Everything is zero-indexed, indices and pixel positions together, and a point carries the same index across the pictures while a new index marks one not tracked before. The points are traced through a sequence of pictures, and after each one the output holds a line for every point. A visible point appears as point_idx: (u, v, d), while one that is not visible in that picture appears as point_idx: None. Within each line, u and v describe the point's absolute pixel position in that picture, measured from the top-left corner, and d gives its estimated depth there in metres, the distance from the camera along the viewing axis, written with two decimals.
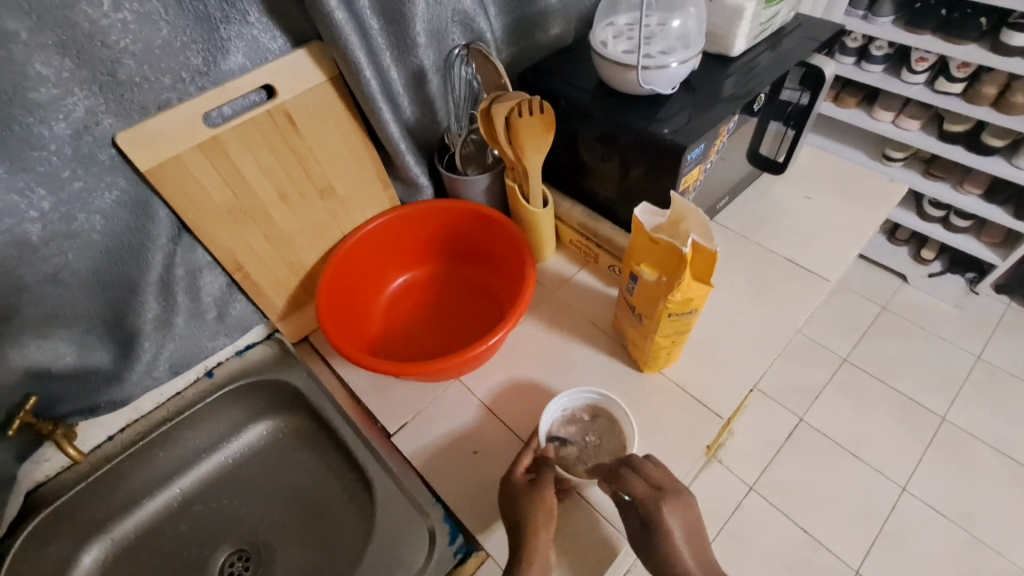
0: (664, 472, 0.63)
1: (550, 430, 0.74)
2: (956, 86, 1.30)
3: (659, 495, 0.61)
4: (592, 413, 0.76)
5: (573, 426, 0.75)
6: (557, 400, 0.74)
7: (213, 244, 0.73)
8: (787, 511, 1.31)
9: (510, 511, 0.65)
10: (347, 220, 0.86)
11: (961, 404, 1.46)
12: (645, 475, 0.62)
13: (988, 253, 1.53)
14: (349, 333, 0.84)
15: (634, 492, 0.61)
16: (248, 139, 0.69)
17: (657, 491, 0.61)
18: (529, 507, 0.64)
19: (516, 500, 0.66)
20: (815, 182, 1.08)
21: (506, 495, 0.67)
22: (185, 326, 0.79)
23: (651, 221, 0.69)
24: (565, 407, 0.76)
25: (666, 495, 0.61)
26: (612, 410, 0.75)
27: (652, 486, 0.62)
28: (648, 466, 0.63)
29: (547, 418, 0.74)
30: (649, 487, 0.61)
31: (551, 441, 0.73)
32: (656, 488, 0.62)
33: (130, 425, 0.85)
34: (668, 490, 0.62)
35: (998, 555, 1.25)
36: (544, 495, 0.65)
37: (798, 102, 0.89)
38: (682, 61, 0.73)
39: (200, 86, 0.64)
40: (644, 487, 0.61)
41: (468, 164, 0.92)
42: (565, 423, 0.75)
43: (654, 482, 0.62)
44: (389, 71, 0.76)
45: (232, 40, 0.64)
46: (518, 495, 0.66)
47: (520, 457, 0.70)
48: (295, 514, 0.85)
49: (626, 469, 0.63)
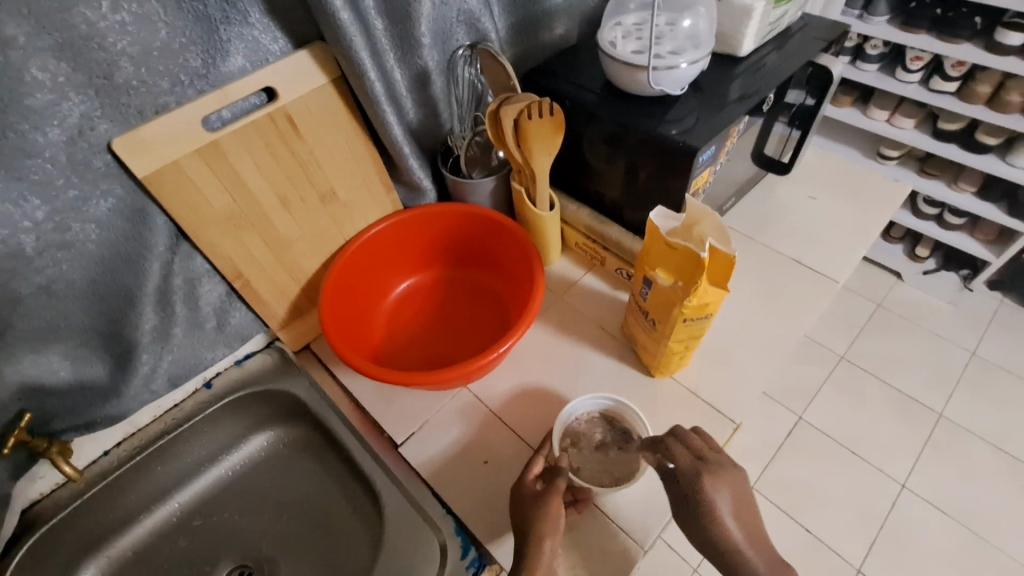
0: (710, 447, 0.63)
1: (566, 437, 0.73)
2: (951, 85, 1.30)
3: (703, 465, 0.60)
4: (608, 421, 0.74)
5: (590, 432, 0.73)
6: (572, 403, 0.74)
7: (212, 252, 0.71)
8: (789, 510, 1.31)
9: (520, 519, 0.63)
10: (349, 225, 0.84)
11: (958, 400, 1.46)
12: (689, 445, 0.62)
13: (981, 251, 1.53)
14: (353, 341, 0.82)
15: (678, 462, 0.61)
16: (248, 144, 0.67)
17: (701, 461, 0.60)
18: (538, 516, 0.62)
19: (524, 508, 0.64)
20: (818, 182, 1.07)
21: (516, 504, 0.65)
22: (183, 336, 0.77)
23: (666, 224, 0.67)
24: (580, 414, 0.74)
25: (710, 466, 0.60)
26: (628, 418, 0.73)
27: (696, 457, 0.61)
28: (695, 438, 0.63)
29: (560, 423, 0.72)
30: (690, 456, 0.61)
31: (567, 448, 0.72)
32: (701, 458, 0.61)
33: (127, 439, 0.83)
34: (713, 462, 0.61)
35: (999, 551, 1.25)
36: (551, 498, 0.63)
37: (804, 103, 0.89)
38: (692, 61, 0.72)
39: (199, 89, 0.62)
40: (689, 458, 0.61)
41: (473, 167, 0.89)
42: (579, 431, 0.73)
43: (699, 453, 0.61)
44: (393, 72, 0.74)
45: (232, 41, 0.61)
46: (527, 502, 0.64)
47: (530, 465, 0.68)
48: (298, 527, 0.83)
49: (670, 438, 0.63)
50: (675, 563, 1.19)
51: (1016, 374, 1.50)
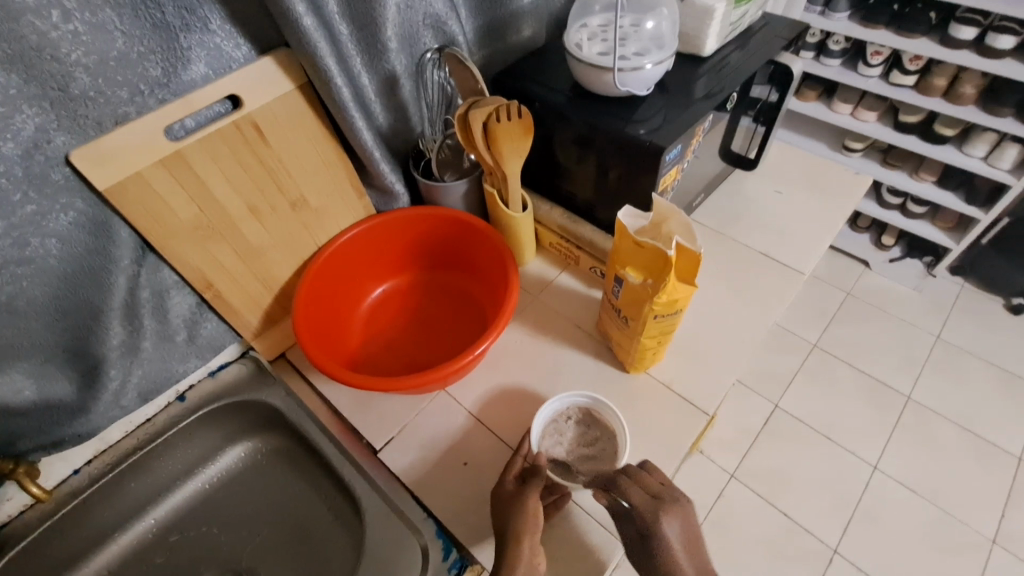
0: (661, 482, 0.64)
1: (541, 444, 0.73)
2: (909, 78, 1.34)
3: (657, 503, 0.61)
4: (585, 417, 0.75)
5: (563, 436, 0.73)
6: (549, 403, 0.74)
7: (179, 263, 0.70)
8: (767, 497, 1.34)
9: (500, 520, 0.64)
10: (321, 232, 0.83)
11: (924, 384, 1.51)
12: (642, 484, 0.63)
13: (943, 238, 1.59)
14: (328, 348, 0.81)
15: (632, 500, 0.61)
16: (213, 153, 0.66)
17: (656, 498, 0.61)
18: (516, 515, 0.62)
19: (504, 507, 0.65)
20: (784, 176, 1.10)
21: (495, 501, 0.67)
22: (153, 349, 0.76)
23: (634, 224, 0.68)
24: (557, 412, 0.75)
25: (664, 503, 0.61)
26: (607, 416, 0.74)
27: (651, 495, 0.62)
28: (645, 475, 0.64)
29: (539, 422, 0.73)
30: (645, 496, 0.61)
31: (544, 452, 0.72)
32: (654, 496, 0.62)
33: (97, 457, 0.81)
34: (665, 498, 0.62)
35: (964, 526, 1.30)
36: (529, 499, 0.64)
37: (768, 99, 0.91)
38: (657, 62, 0.73)
39: (160, 98, 0.61)
40: (643, 495, 0.61)
41: (445, 170, 0.90)
42: (555, 428, 0.74)
43: (652, 492, 0.62)
44: (360, 77, 0.73)
45: (193, 49, 0.60)
46: (506, 501, 0.65)
47: (511, 465, 0.69)
48: (280, 538, 0.82)
49: (623, 477, 0.63)
50: None
51: (975, 354, 1.56)
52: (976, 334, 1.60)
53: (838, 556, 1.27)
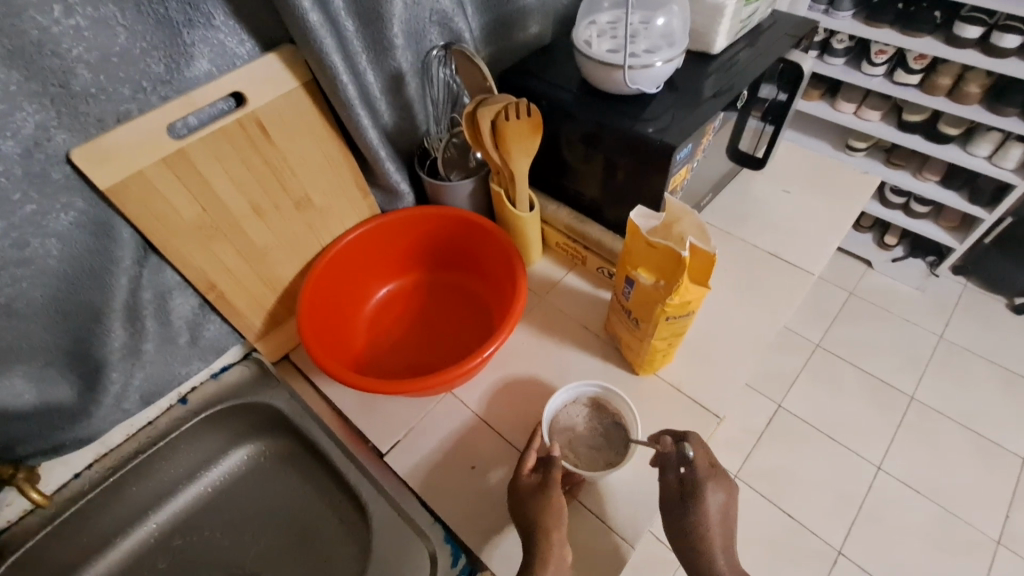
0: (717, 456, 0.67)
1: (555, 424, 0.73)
2: (914, 78, 1.33)
3: (713, 470, 0.64)
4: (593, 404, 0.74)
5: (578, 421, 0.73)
6: (558, 395, 0.73)
7: (182, 263, 0.68)
8: (771, 497, 1.34)
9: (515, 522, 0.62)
10: (325, 232, 0.82)
11: (928, 384, 1.51)
12: (706, 449, 0.65)
13: (947, 238, 1.59)
14: (333, 349, 0.80)
15: (697, 458, 0.63)
16: (216, 151, 0.65)
17: (713, 468, 0.64)
18: (539, 513, 0.61)
19: (523, 503, 0.63)
20: (791, 176, 1.09)
21: (512, 498, 0.65)
22: (155, 352, 0.74)
23: (647, 224, 0.67)
24: (566, 401, 0.74)
25: (718, 474, 0.64)
26: (615, 404, 0.73)
27: (710, 462, 0.64)
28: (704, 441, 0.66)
29: (549, 413, 0.72)
30: (707, 461, 0.64)
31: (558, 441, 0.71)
32: (712, 465, 0.64)
33: (98, 461, 0.80)
34: (720, 470, 0.65)
35: (969, 527, 1.29)
36: (552, 494, 0.62)
37: (777, 99, 0.90)
38: (667, 60, 0.72)
39: (163, 95, 0.60)
40: (707, 459, 0.64)
41: (451, 169, 0.88)
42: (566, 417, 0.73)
43: (710, 459, 0.65)
44: (366, 75, 0.72)
45: (196, 44, 0.59)
46: (527, 496, 0.64)
47: (524, 459, 0.67)
48: (284, 542, 0.81)
49: (693, 433, 0.65)
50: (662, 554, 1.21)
51: (980, 354, 1.56)
52: (980, 334, 1.60)
53: (843, 556, 1.26)
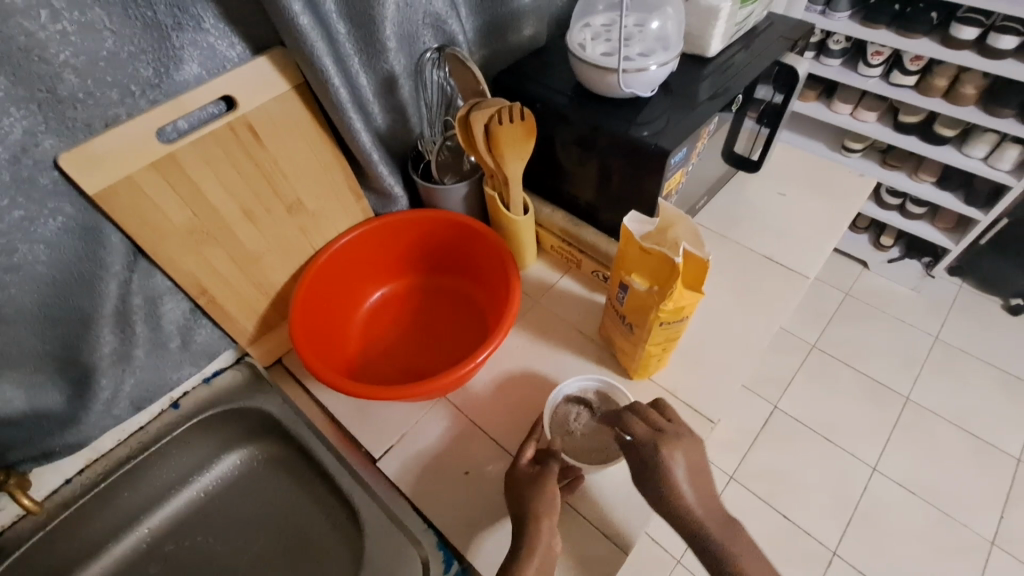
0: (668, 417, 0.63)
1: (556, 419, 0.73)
2: (910, 79, 1.33)
3: (658, 435, 0.60)
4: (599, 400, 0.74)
5: (577, 415, 0.73)
6: (563, 385, 0.74)
7: (173, 268, 0.68)
8: (766, 498, 1.34)
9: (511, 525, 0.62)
10: (318, 236, 0.82)
11: (923, 385, 1.51)
12: (646, 418, 0.63)
13: (942, 239, 1.59)
14: (326, 354, 0.80)
15: (635, 433, 0.61)
16: (207, 155, 0.64)
17: (657, 431, 0.61)
18: (534, 496, 0.61)
19: (519, 491, 0.64)
20: (786, 178, 1.09)
21: (510, 485, 0.65)
22: (146, 357, 0.74)
23: (640, 229, 0.67)
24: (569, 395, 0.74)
25: (665, 435, 0.61)
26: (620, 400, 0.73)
27: (653, 428, 0.62)
28: (652, 412, 0.64)
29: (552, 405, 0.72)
30: (647, 428, 0.61)
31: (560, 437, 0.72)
32: (658, 429, 0.61)
33: (89, 466, 0.79)
34: (669, 432, 0.61)
35: (964, 527, 1.30)
36: (546, 483, 0.62)
37: (772, 101, 0.90)
38: (662, 63, 0.72)
39: (152, 99, 0.59)
40: (645, 428, 0.61)
41: (445, 172, 0.88)
42: (570, 410, 0.73)
43: (655, 424, 0.62)
44: (358, 77, 0.72)
45: (185, 48, 0.59)
46: (522, 485, 0.64)
47: (524, 446, 0.68)
48: (277, 547, 0.81)
49: (628, 413, 0.64)
50: (659, 556, 1.21)
51: (974, 355, 1.56)
52: (975, 335, 1.60)
53: (838, 557, 1.26)
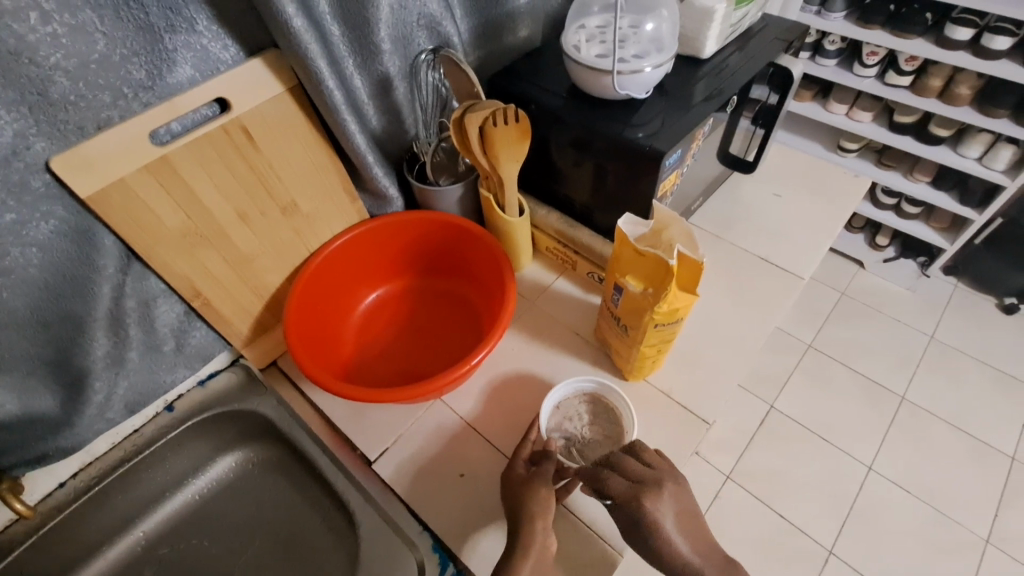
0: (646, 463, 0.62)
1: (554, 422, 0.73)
2: (905, 79, 1.34)
3: (638, 487, 0.59)
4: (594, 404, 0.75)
5: (574, 418, 0.74)
6: (554, 392, 0.74)
7: (166, 270, 0.68)
8: (763, 498, 1.34)
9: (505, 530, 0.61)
10: (313, 238, 0.82)
11: (918, 384, 1.51)
12: (625, 471, 0.61)
13: (938, 239, 1.60)
14: (321, 356, 0.79)
15: (614, 493, 0.59)
16: (200, 157, 0.64)
17: (637, 482, 0.60)
18: (528, 499, 0.61)
19: (514, 492, 0.64)
20: (782, 179, 1.09)
21: (506, 488, 0.66)
22: (140, 360, 0.73)
23: (634, 231, 0.67)
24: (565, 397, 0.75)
25: (646, 485, 0.59)
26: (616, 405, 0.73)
27: (632, 480, 0.60)
28: (630, 461, 0.62)
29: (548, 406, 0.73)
30: (625, 482, 0.59)
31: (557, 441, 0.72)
32: (637, 482, 0.59)
33: (83, 469, 0.79)
34: (648, 482, 0.59)
35: (959, 527, 1.30)
36: (540, 486, 0.63)
37: (767, 101, 0.91)
38: (657, 65, 0.72)
39: (145, 101, 0.59)
40: (621, 486, 0.59)
41: (440, 173, 0.88)
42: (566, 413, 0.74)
43: (634, 477, 0.60)
44: (353, 79, 0.71)
45: (178, 50, 0.58)
46: (517, 487, 0.64)
47: (521, 449, 0.69)
48: (273, 549, 0.81)
49: (605, 470, 0.62)
50: (655, 554, 1.21)
51: (970, 354, 1.57)
52: (970, 334, 1.61)
53: (834, 556, 1.27)
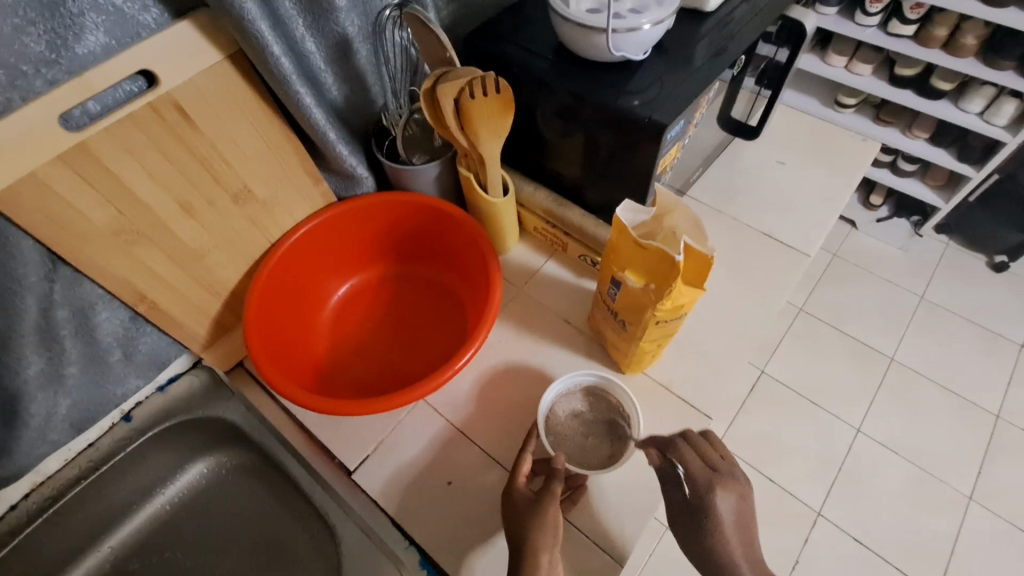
0: (723, 454, 0.60)
1: (550, 424, 0.68)
2: (909, 28, 1.24)
3: (713, 475, 0.57)
4: (597, 395, 0.70)
5: (574, 412, 0.69)
6: (555, 384, 0.69)
7: (101, 274, 0.60)
8: (753, 462, 1.31)
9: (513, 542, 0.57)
10: (272, 226, 0.73)
11: (908, 344, 1.48)
12: (701, 451, 0.59)
13: (932, 197, 1.53)
14: (288, 361, 0.72)
15: (688, 466, 0.58)
16: (128, 143, 0.54)
17: (712, 470, 0.58)
18: (534, 527, 0.56)
19: (519, 515, 0.58)
20: (783, 143, 1.01)
21: (507, 506, 0.60)
22: (80, 374, 0.67)
23: (633, 219, 0.60)
24: (562, 392, 0.69)
25: (720, 477, 0.57)
26: (616, 396, 0.69)
27: (709, 466, 0.58)
28: (707, 445, 0.60)
29: (545, 404, 0.68)
30: (705, 464, 0.58)
31: (551, 430, 0.67)
32: (711, 467, 0.58)
33: (34, 489, 0.73)
34: (723, 471, 0.58)
35: (943, 484, 1.29)
36: (549, 510, 0.57)
37: (774, 58, 0.82)
38: (656, 21, 0.62)
39: (50, 78, 0.49)
40: (701, 464, 0.58)
41: (413, 150, 0.78)
42: (561, 409, 0.69)
43: (711, 462, 0.58)
44: (303, 44, 0.62)
45: (86, 14, 0.48)
46: (522, 510, 0.59)
47: (519, 467, 0.63)
48: (251, 559, 0.76)
49: (682, 442, 0.60)
50: None
51: (957, 312, 1.53)
52: (960, 293, 1.57)
53: (823, 517, 1.26)
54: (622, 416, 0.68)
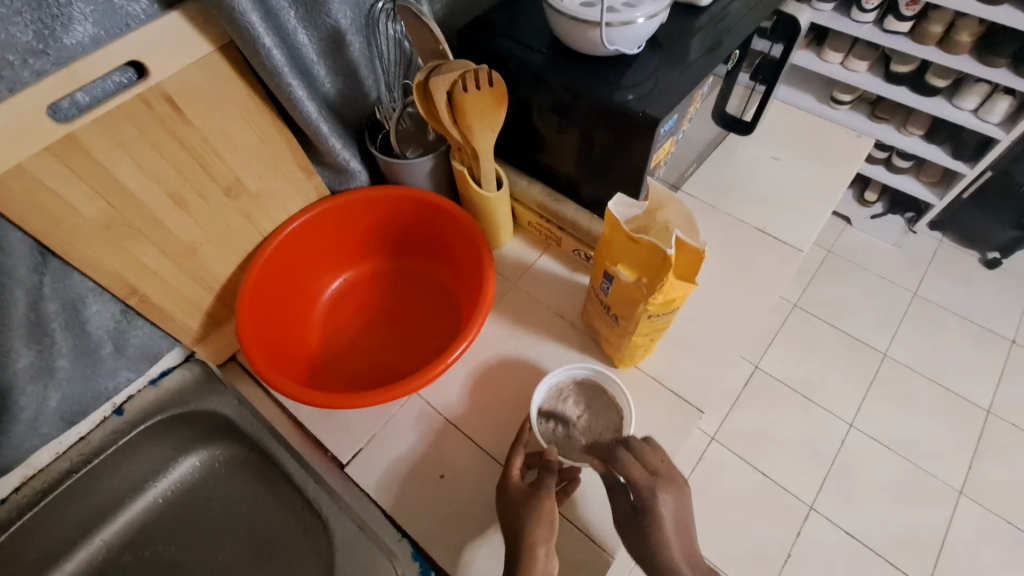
0: (664, 457, 0.60)
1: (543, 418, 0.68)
2: (904, 25, 1.23)
3: (654, 481, 0.58)
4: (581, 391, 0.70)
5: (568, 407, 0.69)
6: (544, 381, 0.69)
7: (91, 267, 0.59)
8: (745, 457, 1.32)
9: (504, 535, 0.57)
10: (265, 220, 0.73)
11: (900, 340, 1.49)
12: (644, 459, 0.59)
13: (926, 193, 1.54)
14: (280, 355, 0.72)
15: (630, 476, 0.58)
16: (117, 134, 0.54)
17: (653, 475, 0.58)
18: (525, 519, 0.56)
19: (513, 508, 0.59)
20: (778, 139, 1.01)
21: (501, 500, 0.60)
22: (71, 367, 0.67)
23: (626, 213, 0.60)
24: (553, 386, 0.70)
25: (662, 482, 0.58)
26: (610, 389, 0.69)
27: (650, 472, 0.58)
28: (648, 450, 0.60)
29: (537, 400, 0.68)
30: (644, 470, 0.58)
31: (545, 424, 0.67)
32: (653, 472, 0.58)
33: (26, 482, 0.73)
34: (664, 476, 0.58)
35: (934, 478, 1.30)
36: (543, 501, 0.58)
37: (770, 54, 0.82)
38: (651, 15, 0.62)
39: (38, 69, 0.47)
40: (642, 472, 0.58)
41: (407, 144, 0.78)
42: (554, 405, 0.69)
43: (652, 468, 0.59)
44: (296, 35, 0.61)
45: (74, 3, 0.46)
46: (516, 503, 0.59)
47: (514, 459, 0.63)
48: (244, 552, 0.76)
49: (622, 449, 0.60)
50: None
51: (948, 308, 1.54)
52: (953, 290, 1.58)
53: (814, 511, 1.27)
54: (615, 407, 0.68)
